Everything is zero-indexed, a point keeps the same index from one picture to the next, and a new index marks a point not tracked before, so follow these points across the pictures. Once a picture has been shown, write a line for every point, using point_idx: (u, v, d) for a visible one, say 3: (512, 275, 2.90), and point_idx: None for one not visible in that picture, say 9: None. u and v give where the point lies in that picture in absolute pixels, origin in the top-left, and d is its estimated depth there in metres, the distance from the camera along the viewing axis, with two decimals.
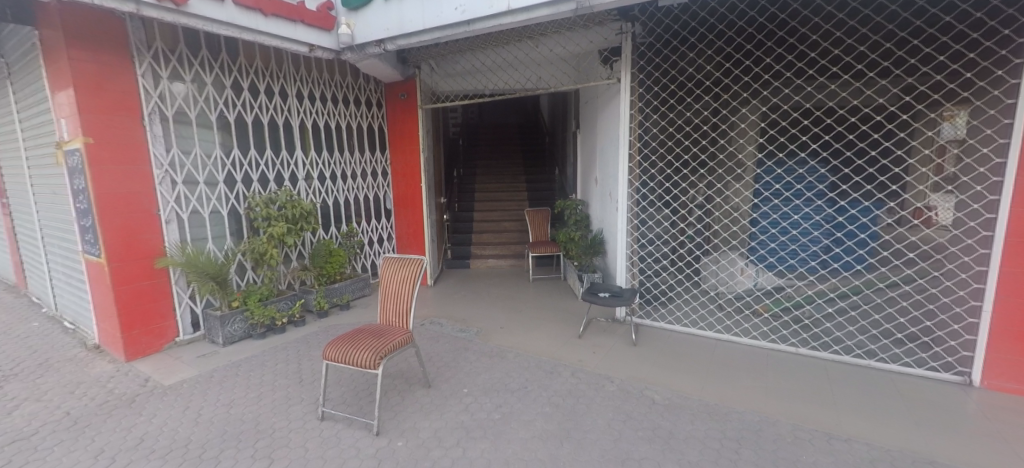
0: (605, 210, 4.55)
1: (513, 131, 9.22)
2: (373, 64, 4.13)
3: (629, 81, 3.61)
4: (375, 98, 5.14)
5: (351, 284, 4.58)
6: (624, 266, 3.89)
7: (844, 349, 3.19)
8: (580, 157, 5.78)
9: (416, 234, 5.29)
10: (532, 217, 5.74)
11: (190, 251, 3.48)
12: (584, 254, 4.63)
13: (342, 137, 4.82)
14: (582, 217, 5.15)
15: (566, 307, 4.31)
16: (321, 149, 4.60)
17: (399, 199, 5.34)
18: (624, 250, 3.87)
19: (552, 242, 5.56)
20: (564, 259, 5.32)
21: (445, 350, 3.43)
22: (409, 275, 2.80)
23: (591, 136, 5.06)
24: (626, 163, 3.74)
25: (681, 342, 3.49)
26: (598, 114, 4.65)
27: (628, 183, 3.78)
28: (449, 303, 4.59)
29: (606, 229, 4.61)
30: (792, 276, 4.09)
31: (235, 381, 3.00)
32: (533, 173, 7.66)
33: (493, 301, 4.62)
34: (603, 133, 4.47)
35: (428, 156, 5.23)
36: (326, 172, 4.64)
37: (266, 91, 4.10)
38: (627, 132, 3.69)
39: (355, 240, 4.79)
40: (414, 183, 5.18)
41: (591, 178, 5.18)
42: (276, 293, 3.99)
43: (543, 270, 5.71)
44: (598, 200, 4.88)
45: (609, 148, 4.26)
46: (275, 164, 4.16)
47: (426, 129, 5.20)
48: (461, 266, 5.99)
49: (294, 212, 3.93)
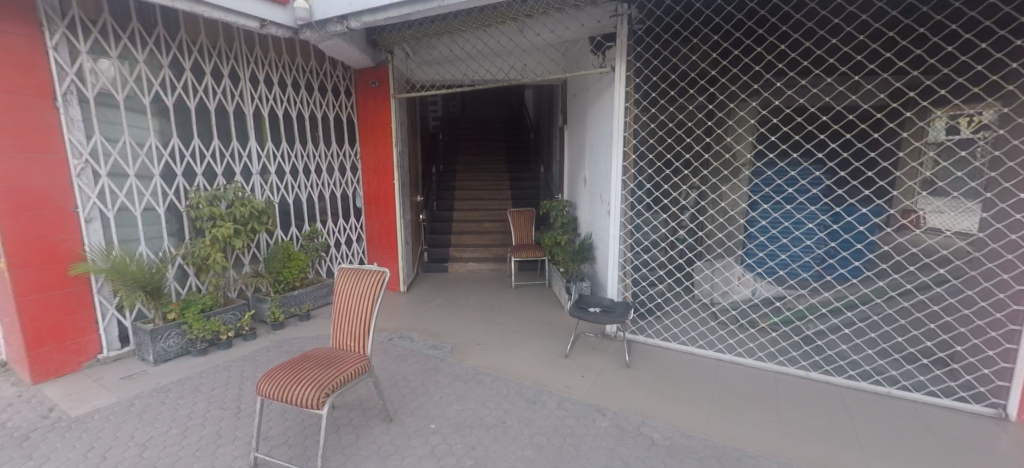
0: (595, 213, 4.18)
1: (498, 127, 8.80)
2: (337, 45, 3.66)
3: (625, 69, 3.23)
4: (343, 85, 4.66)
5: (312, 291, 4.11)
6: (616, 276, 3.52)
7: (863, 374, 2.88)
8: (567, 154, 5.41)
9: (388, 235, 4.84)
10: (516, 218, 5.34)
11: (116, 255, 2.96)
12: (571, 261, 4.25)
13: (305, 128, 4.34)
14: (570, 220, 4.77)
15: (551, 320, 3.93)
16: (280, 140, 4.11)
17: (369, 196, 4.87)
18: (616, 258, 3.51)
19: (537, 245, 5.17)
20: (549, 264, 4.95)
21: (414, 372, 3.01)
22: (368, 290, 2.37)
23: (580, 133, 4.68)
24: (622, 162, 3.37)
25: (680, 362, 3.14)
26: (588, 109, 4.27)
27: (623, 184, 3.41)
28: (422, 312, 4.17)
29: (595, 233, 4.24)
30: (795, 285, 3.79)
31: (158, 412, 2.53)
32: (518, 170, 7.25)
33: (472, 310, 4.21)
34: (594, 129, 4.09)
35: (403, 150, 4.78)
36: (287, 166, 4.16)
37: (213, 72, 3.59)
38: (622, 128, 3.32)
39: (318, 242, 4.31)
40: (386, 179, 4.72)
41: (579, 177, 4.81)
42: (222, 303, 3.51)
43: (527, 276, 5.32)
44: (586, 201, 4.49)
45: (601, 145, 3.89)
46: (223, 155, 3.66)
47: (401, 120, 4.75)
48: (438, 269, 5.57)
49: (243, 211, 3.44)
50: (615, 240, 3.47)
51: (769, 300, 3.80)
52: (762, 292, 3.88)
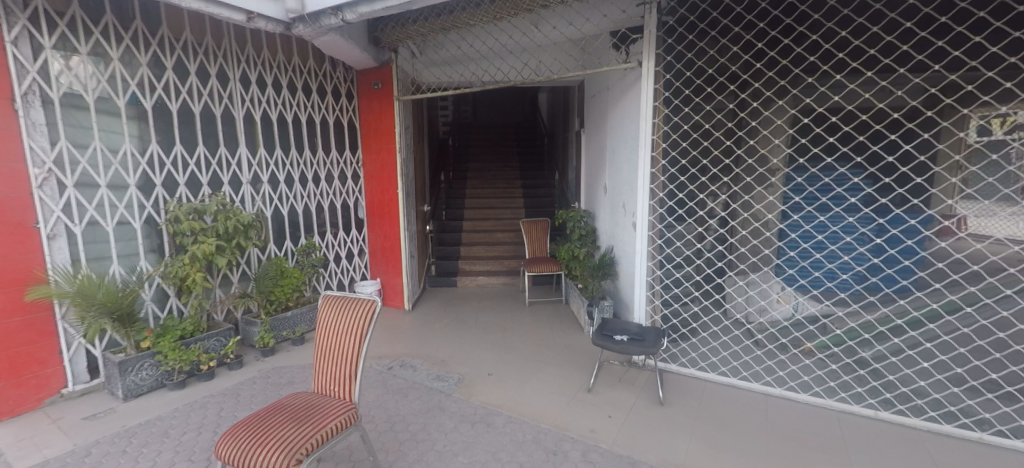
0: (618, 225, 3.77)
1: (509, 132, 8.44)
2: (334, 41, 3.33)
3: (654, 64, 2.83)
4: (343, 88, 4.31)
5: (307, 312, 3.74)
6: (644, 297, 3.10)
7: (947, 415, 2.41)
8: (585, 161, 5.01)
9: (391, 249, 4.47)
10: (530, 229, 4.94)
11: (82, 277, 2.62)
12: (591, 278, 3.83)
13: (302, 133, 3.99)
14: (588, 232, 4.37)
15: (570, 344, 3.52)
16: (274, 147, 3.77)
17: (372, 206, 4.53)
18: (644, 277, 3.09)
19: (552, 258, 4.78)
20: (566, 280, 4.55)
21: (415, 410, 2.62)
22: (356, 323, 2.00)
23: (600, 137, 4.27)
24: (651, 168, 2.96)
25: (721, 397, 2.70)
26: (610, 109, 3.86)
27: (651, 192, 3.00)
28: (427, 335, 3.80)
29: (617, 247, 3.83)
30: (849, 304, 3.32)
31: (116, 465, 2.16)
32: (531, 177, 6.87)
33: (482, 332, 3.82)
34: (616, 132, 3.69)
35: (407, 157, 4.43)
36: (281, 175, 3.82)
37: (199, 72, 3.24)
38: (652, 128, 2.92)
39: (315, 257, 3.96)
40: (389, 188, 4.36)
41: (598, 185, 4.41)
42: (205, 328, 3.16)
43: (541, 291, 4.92)
44: (607, 211, 4.07)
45: (625, 148, 3.48)
46: (209, 164, 3.33)
47: (406, 124, 4.39)
48: (446, 284, 5.20)
49: (228, 225, 3.09)
50: (643, 256, 3.06)
51: (814, 320, 3.34)
52: (806, 310, 3.43)
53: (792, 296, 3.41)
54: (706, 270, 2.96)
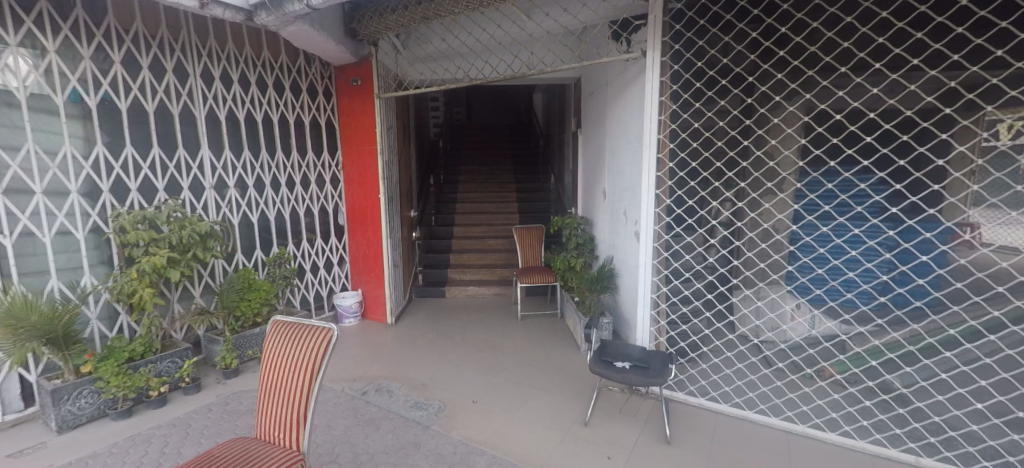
0: (617, 235, 3.48)
1: (506, 133, 8.15)
2: (303, 32, 3.02)
3: (660, 53, 2.57)
4: (321, 85, 3.99)
5: None
6: (648, 315, 2.81)
7: (1000, 463, 2.09)
8: (582, 164, 4.72)
9: (373, 258, 4.17)
10: (523, 236, 4.64)
11: (6, 295, 2.31)
12: (588, 291, 3.54)
13: (275, 133, 3.69)
14: (585, 241, 4.07)
15: (564, 366, 3.22)
16: (242, 148, 3.46)
17: (353, 213, 4.23)
18: (648, 293, 2.80)
19: (546, 268, 4.47)
20: (561, 291, 4.25)
21: (386, 447, 2.31)
22: (307, 357, 1.69)
23: (598, 139, 3.97)
24: (657, 171, 2.68)
25: (738, 436, 2.39)
26: (609, 109, 3.57)
27: (657, 199, 2.72)
28: (407, 353, 3.50)
29: (617, 257, 3.52)
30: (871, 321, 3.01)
31: None
32: (526, 181, 6.57)
33: (469, 350, 3.53)
34: (616, 133, 3.40)
35: (390, 160, 4.12)
36: (250, 178, 3.51)
37: (154, 66, 2.94)
38: (658, 127, 2.64)
39: (289, 268, 3.66)
40: (370, 193, 4.06)
41: (596, 189, 4.11)
42: (158, 348, 2.85)
43: (535, 302, 4.62)
44: (606, 220, 3.78)
45: (626, 150, 3.19)
46: (166, 168, 3.02)
47: (389, 123, 4.09)
48: (434, 294, 4.90)
49: (183, 234, 2.77)
50: (648, 270, 2.78)
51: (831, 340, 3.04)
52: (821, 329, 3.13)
53: (807, 314, 3.11)
54: (715, 287, 2.67)
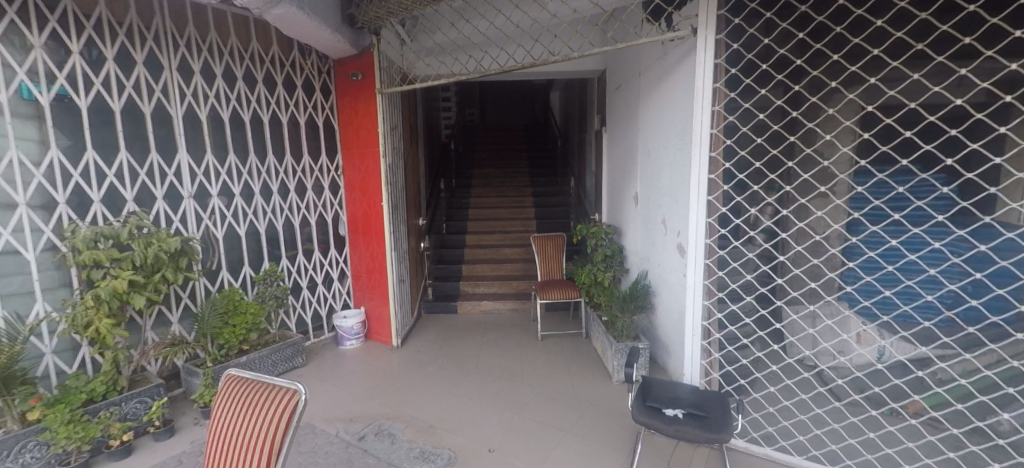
0: (653, 245, 3.00)
1: (520, 133, 7.72)
2: (290, 16, 2.60)
3: (716, 29, 2.11)
4: (317, 81, 3.55)
5: (265, 356, 3.04)
6: (698, 346, 2.34)
7: None
8: (608, 166, 4.24)
9: (376, 272, 3.74)
10: (541, 246, 4.19)
11: None
12: (621, 312, 3.07)
13: (266, 136, 3.27)
14: (614, 253, 3.60)
15: (595, 401, 2.76)
16: (227, 152, 3.05)
17: (353, 223, 3.81)
18: (698, 320, 2.33)
19: (568, 281, 4.01)
20: (587, 308, 3.79)
21: None
22: (266, 428, 1.26)
23: (629, 137, 3.50)
24: (710, 172, 2.22)
25: None
26: (642, 101, 3.10)
27: (710, 205, 2.25)
28: (414, 384, 3.07)
29: (654, 273, 3.05)
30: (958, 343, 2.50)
31: None
32: (543, 185, 6.11)
33: (484, 380, 3.08)
34: (652, 129, 2.92)
35: (395, 164, 3.68)
36: (236, 185, 3.10)
37: (120, 58, 2.53)
38: (711, 119, 2.18)
39: (280, 286, 3.24)
40: (372, 200, 3.64)
41: (626, 194, 3.64)
42: (124, 387, 2.43)
43: (556, 319, 4.17)
44: (638, 229, 3.31)
45: (664, 147, 2.73)
46: (136, 175, 2.62)
47: (393, 122, 3.64)
48: (445, 310, 4.47)
49: (146, 252, 2.34)
50: (698, 292, 2.31)
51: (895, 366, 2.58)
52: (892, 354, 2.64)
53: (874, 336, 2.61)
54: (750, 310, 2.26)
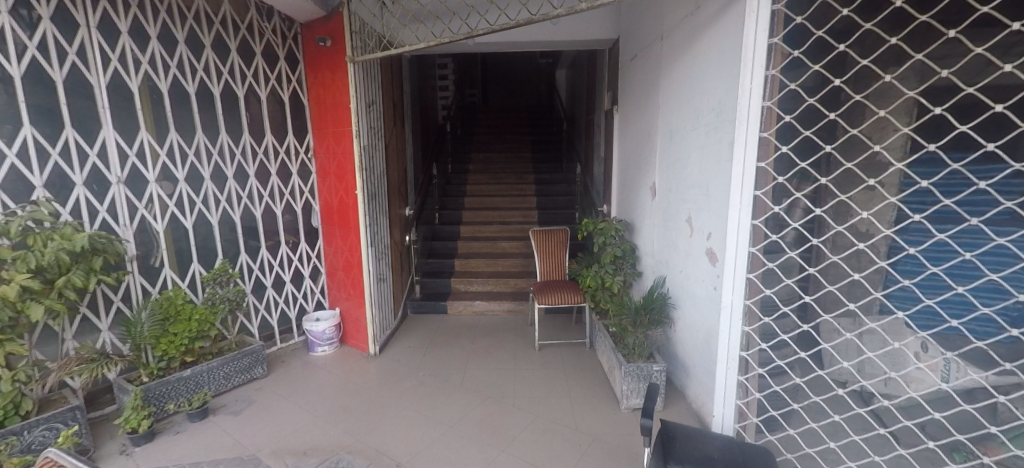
0: (673, 249, 2.52)
1: (524, 115, 7.20)
2: None
3: None
4: (281, 48, 3.06)
5: (216, 369, 2.63)
6: (734, 382, 1.89)
7: None
8: (619, 152, 3.72)
9: (353, 269, 3.30)
10: (540, 241, 3.70)
11: None
12: (632, 327, 2.60)
13: (219, 112, 2.81)
14: (624, 253, 3.10)
15: (599, 436, 2.31)
16: (167, 131, 2.58)
17: (328, 213, 3.36)
18: (736, 351, 1.88)
19: (570, 282, 3.54)
20: (590, 314, 3.33)
21: None
22: None
23: (644, 117, 2.99)
24: (760, 159, 1.74)
25: None
26: (664, 74, 2.59)
27: (758, 202, 1.77)
28: (385, 404, 2.64)
29: (672, 280, 2.57)
30: None
31: None
32: (546, 172, 5.60)
33: (468, 401, 2.65)
34: (676, 107, 2.41)
35: (373, 146, 3.21)
36: (180, 170, 2.64)
37: (17, 11, 2.04)
38: (764, 89, 1.70)
39: (235, 287, 2.81)
40: (347, 187, 3.17)
41: (639, 184, 3.14)
42: (25, 415, 2.00)
43: (556, 323, 3.72)
44: (655, 227, 2.81)
45: (692, 129, 2.22)
46: (44, 157, 2.15)
47: (371, 97, 3.16)
48: (434, 309, 4.04)
49: (42, 253, 1.88)
50: (737, 312, 1.84)
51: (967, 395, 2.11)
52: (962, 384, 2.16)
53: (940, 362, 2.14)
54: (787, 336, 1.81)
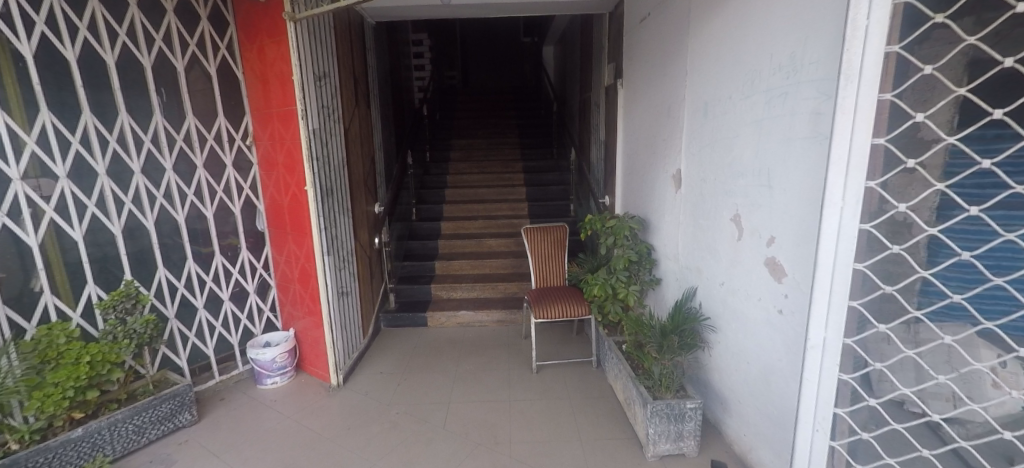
0: (712, 252, 1.93)
1: (509, 97, 6.59)
2: None
3: None
4: (203, 6, 2.43)
5: (119, 423, 2.04)
6: (823, 446, 1.29)
7: None
8: (623, 133, 3.17)
9: (309, 282, 2.67)
10: (535, 241, 3.13)
11: None
12: (657, 353, 2.02)
13: (116, 87, 2.16)
14: (639, 257, 2.54)
15: None
16: (39, 111, 1.92)
17: (276, 214, 2.73)
18: (829, 407, 1.26)
19: (571, 288, 3.00)
20: (599, 328, 2.79)
21: None
22: None
23: (660, 90, 2.44)
24: (874, 134, 1.11)
25: None
26: (692, 33, 2.04)
27: (868, 196, 1.15)
28: (347, 460, 2.06)
29: (704, 292, 2.03)
30: None
31: None
32: (535, 159, 5.02)
33: (451, 450, 2.09)
34: (713, 71, 1.86)
35: (327, 129, 2.56)
36: (60, 164, 1.99)
37: None
38: (887, 24, 1.05)
39: (141, 315, 2.14)
40: (297, 181, 2.53)
41: (654, 172, 2.59)
42: None
43: (556, 337, 3.18)
44: (681, 224, 2.25)
45: (743, 97, 1.65)
46: None
47: (321, 66, 2.51)
48: (412, 322, 3.45)
49: None
50: (831, 354, 1.22)
51: None
52: None
53: None
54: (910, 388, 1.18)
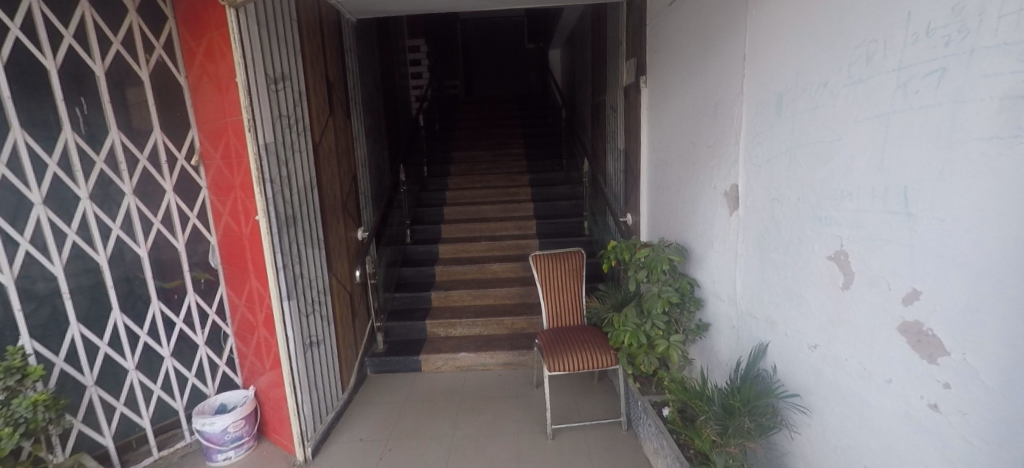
0: (798, 300, 1.40)
1: (513, 104, 6.14)
2: None
3: None
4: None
5: None
6: None
7: None
8: (648, 139, 2.66)
9: (268, 331, 2.17)
10: (546, 271, 2.60)
11: None
12: (723, 440, 1.51)
13: (6, 97, 1.65)
14: (681, 298, 2.00)
15: None
16: None
17: (230, 249, 2.24)
18: None
19: (591, 330, 2.46)
20: (628, 380, 2.26)
21: None
22: None
23: (703, 84, 1.92)
24: None
25: None
26: (755, 5, 1.52)
27: None
28: None
29: (782, 354, 1.49)
30: None
31: None
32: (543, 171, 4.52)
33: None
34: (794, 53, 1.34)
35: (286, 143, 2.07)
36: None
37: None
38: None
39: (31, 394, 1.60)
40: (251, 210, 2.04)
41: (693, 186, 2.07)
42: None
43: (574, 387, 2.65)
44: (740, 258, 1.71)
45: (855, 83, 1.12)
46: None
47: (277, 66, 2.03)
48: (404, 368, 2.93)
49: None
50: None
51: None
52: None
53: None
54: None
